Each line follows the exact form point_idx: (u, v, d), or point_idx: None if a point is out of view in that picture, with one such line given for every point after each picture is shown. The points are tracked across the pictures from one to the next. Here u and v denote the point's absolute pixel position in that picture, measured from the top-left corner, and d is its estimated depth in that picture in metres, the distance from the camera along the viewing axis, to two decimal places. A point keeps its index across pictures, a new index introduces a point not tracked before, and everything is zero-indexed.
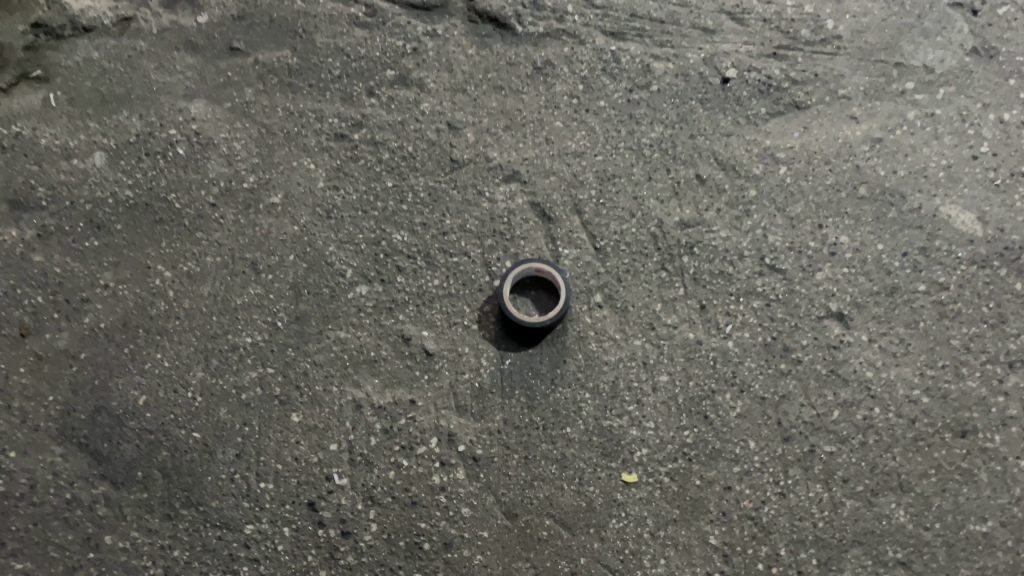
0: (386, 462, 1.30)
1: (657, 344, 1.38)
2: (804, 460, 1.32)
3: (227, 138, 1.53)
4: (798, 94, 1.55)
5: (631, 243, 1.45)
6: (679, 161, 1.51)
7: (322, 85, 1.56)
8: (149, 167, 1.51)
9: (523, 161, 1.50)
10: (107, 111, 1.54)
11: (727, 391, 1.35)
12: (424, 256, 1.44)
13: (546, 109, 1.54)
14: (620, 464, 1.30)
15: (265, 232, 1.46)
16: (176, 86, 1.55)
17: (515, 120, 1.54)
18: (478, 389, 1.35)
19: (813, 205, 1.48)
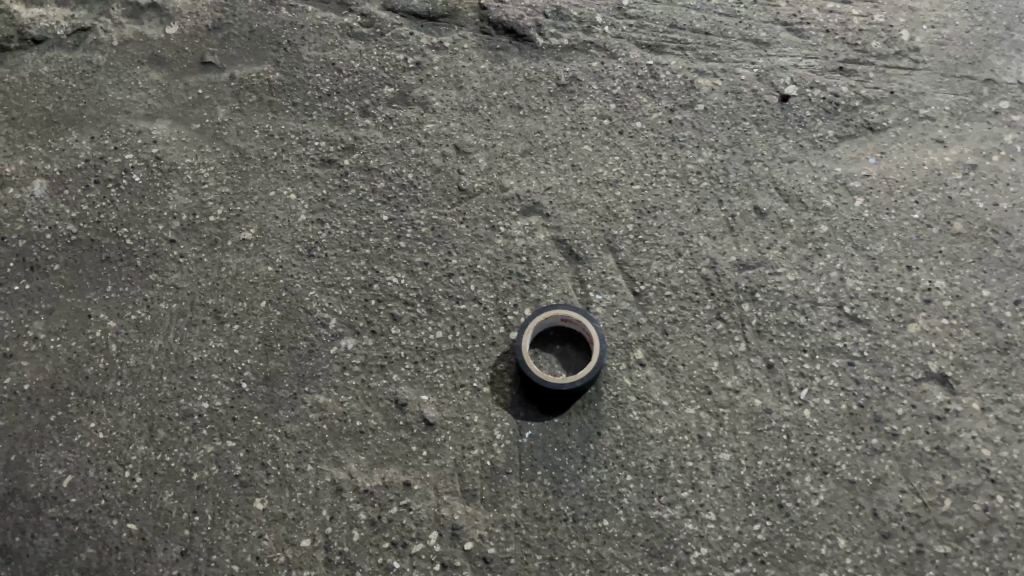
0: (371, 564, 1.00)
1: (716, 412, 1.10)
2: (911, 563, 1.00)
3: (192, 163, 1.29)
4: (872, 114, 1.31)
5: (678, 287, 1.18)
6: (733, 191, 1.25)
7: (308, 104, 1.34)
8: (98, 197, 1.26)
9: (545, 190, 1.26)
10: (53, 132, 1.32)
11: (806, 473, 1.06)
12: (424, 302, 1.18)
13: (572, 130, 1.31)
14: (673, 568, 1.00)
15: (231, 274, 1.20)
16: (136, 105, 1.34)
17: (536, 144, 1.30)
18: (490, 470, 1.07)
19: (900, 242, 1.21)
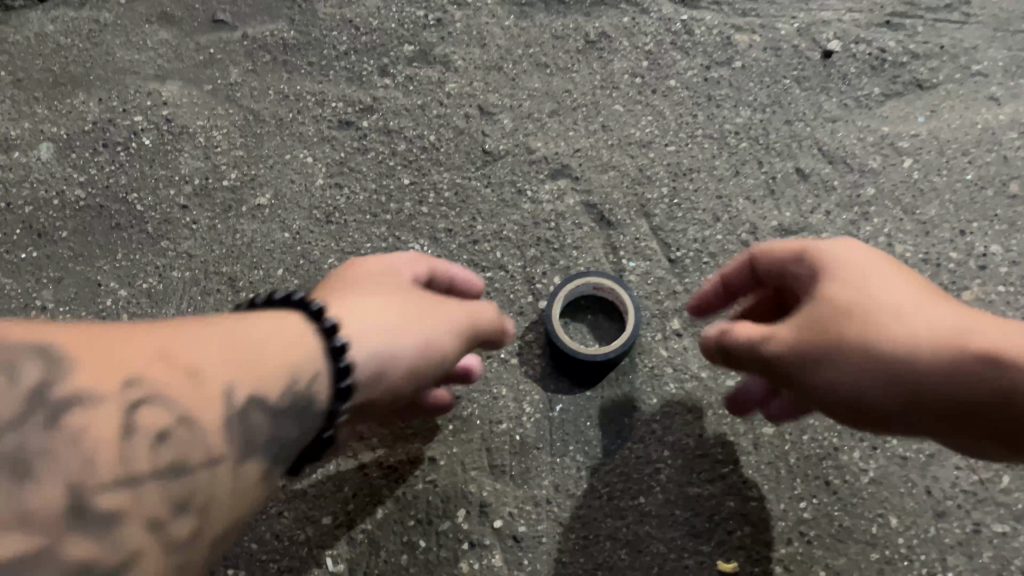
0: (396, 542, 0.96)
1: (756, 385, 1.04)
2: (967, 544, 0.96)
3: (205, 125, 1.23)
4: (921, 71, 1.24)
5: (716, 254, 1.12)
6: (773, 152, 1.18)
7: (325, 63, 1.28)
8: (107, 161, 1.21)
9: (574, 152, 1.19)
10: (60, 94, 1.26)
11: (854, 449, 1.01)
12: None
13: (602, 89, 1.24)
14: (715, 548, 0.96)
15: (246, 241, 1.15)
16: (146, 66, 1.28)
17: (564, 104, 1.23)
18: (520, 445, 1.02)
19: (952, 205, 1.14)
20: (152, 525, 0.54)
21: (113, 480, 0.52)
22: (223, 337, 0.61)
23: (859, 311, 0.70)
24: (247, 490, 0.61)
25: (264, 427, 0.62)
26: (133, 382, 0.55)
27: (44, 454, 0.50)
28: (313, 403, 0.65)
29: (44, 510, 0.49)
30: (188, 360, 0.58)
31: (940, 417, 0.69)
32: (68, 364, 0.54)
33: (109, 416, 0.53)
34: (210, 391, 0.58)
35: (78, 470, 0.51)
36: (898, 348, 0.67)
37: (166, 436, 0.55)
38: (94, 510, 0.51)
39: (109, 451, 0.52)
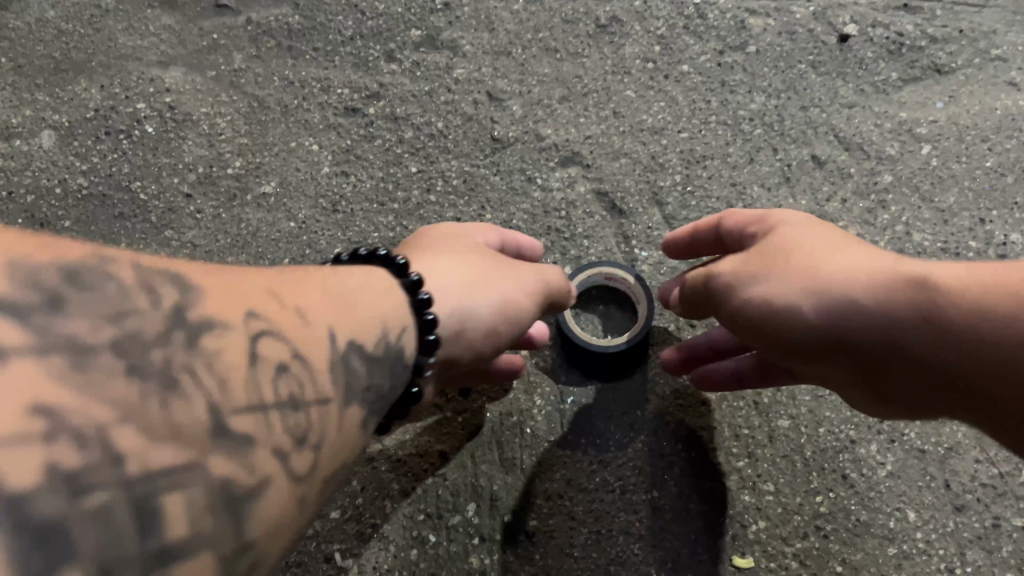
0: (405, 537, 0.95)
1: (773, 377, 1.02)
2: (986, 538, 0.94)
3: (208, 112, 1.21)
4: (940, 55, 1.21)
5: None
6: (788, 139, 1.16)
7: (330, 48, 1.26)
8: (109, 149, 1.19)
9: (584, 139, 1.17)
10: (62, 81, 1.24)
11: (871, 442, 0.99)
12: None
13: (613, 75, 1.22)
14: (729, 543, 0.95)
15: (250, 230, 1.13)
16: (148, 52, 1.26)
17: (574, 89, 1.21)
18: (531, 438, 1.00)
19: (972, 193, 1.12)
20: (280, 455, 0.52)
21: (248, 402, 0.51)
22: (314, 292, 0.63)
23: (795, 251, 0.77)
24: (346, 441, 0.61)
25: (358, 377, 0.63)
26: (254, 316, 0.55)
27: (188, 370, 0.49)
28: (401, 358, 0.68)
29: (189, 425, 0.47)
30: (293, 305, 0.60)
31: (863, 351, 0.72)
32: (196, 289, 0.53)
33: (239, 342, 0.53)
34: (317, 332, 0.60)
35: (220, 387, 0.50)
36: (817, 276, 0.73)
37: (286, 368, 0.55)
38: (234, 430, 0.49)
39: (243, 374, 0.52)
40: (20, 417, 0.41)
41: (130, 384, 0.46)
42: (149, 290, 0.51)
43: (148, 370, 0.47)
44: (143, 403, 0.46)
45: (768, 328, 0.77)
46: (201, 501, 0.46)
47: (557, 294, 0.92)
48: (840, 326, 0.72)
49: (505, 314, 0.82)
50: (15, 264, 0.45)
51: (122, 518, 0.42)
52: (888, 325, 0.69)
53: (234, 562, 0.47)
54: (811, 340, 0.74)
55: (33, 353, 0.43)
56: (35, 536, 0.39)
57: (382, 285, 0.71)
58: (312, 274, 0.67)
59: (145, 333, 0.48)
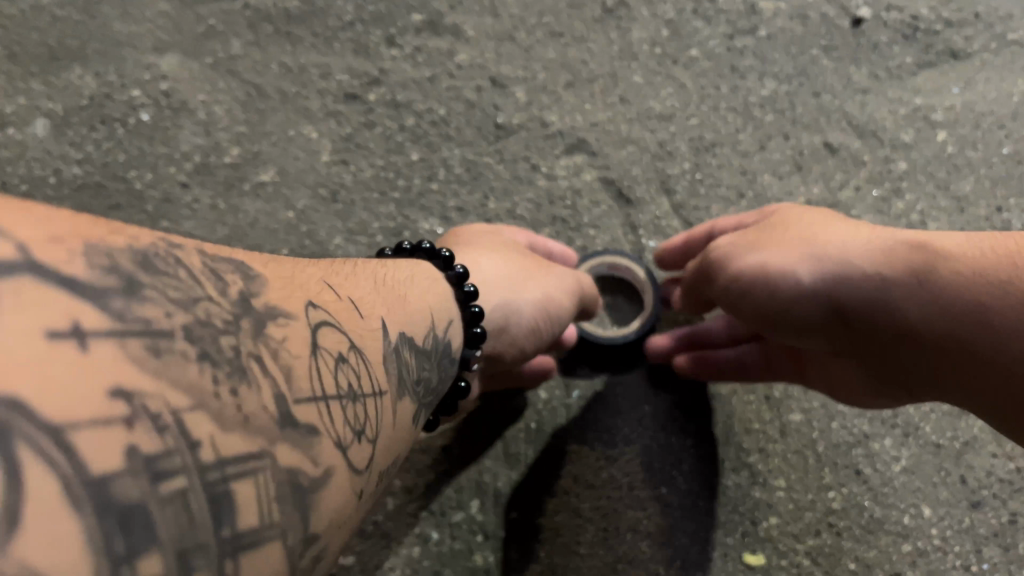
0: (409, 535, 0.93)
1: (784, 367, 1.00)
2: (1002, 535, 0.92)
3: (205, 99, 1.18)
4: (956, 39, 1.17)
5: None
6: (801, 125, 1.13)
7: (329, 35, 1.20)
8: (104, 138, 1.16)
9: (591, 126, 1.14)
10: (56, 68, 1.19)
11: (885, 437, 0.96)
12: None
13: (620, 60, 1.18)
14: (740, 540, 0.93)
15: (249, 220, 1.11)
16: (143, 39, 1.21)
17: (580, 75, 1.17)
18: (537, 433, 0.98)
19: (989, 181, 1.09)
20: (347, 452, 0.42)
21: (313, 393, 0.40)
22: (364, 286, 0.56)
23: (805, 230, 0.80)
24: (400, 436, 0.52)
25: (408, 372, 0.55)
26: (314, 303, 0.45)
27: (254, 356, 0.37)
28: (449, 350, 0.68)
29: (260, 414, 0.36)
30: (348, 295, 0.52)
31: (858, 321, 0.73)
32: (252, 264, 0.42)
33: (303, 330, 0.42)
34: (371, 324, 0.52)
35: (287, 373, 0.39)
36: (819, 248, 0.76)
37: (348, 359, 0.45)
38: (302, 420, 0.38)
39: (308, 364, 0.40)
40: (94, 394, 0.29)
41: (203, 367, 0.34)
42: (209, 266, 0.39)
43: (219, 354, 0.35)
44: (218, 389, 0.34)
45: (759, 293, 0.80)
46: (273, 493, 0.35)
47: (591, 297, 0.96)
48: (832, 293, 0.73)
49: (546, 312, 0.86)
50: (84, 236, 0.33)
51: (197, 517, 0.31)
52: (878, 292, 0.70)
53: (301, 562, 0.37)
54: (807, 309, 0.76)
55: (100, 322, 0.31)
56: (116, 521, 0.28)
57: (436, 288, 0.72)
58: (367, 267, 0.62)
59: (214, 313, 0.37)
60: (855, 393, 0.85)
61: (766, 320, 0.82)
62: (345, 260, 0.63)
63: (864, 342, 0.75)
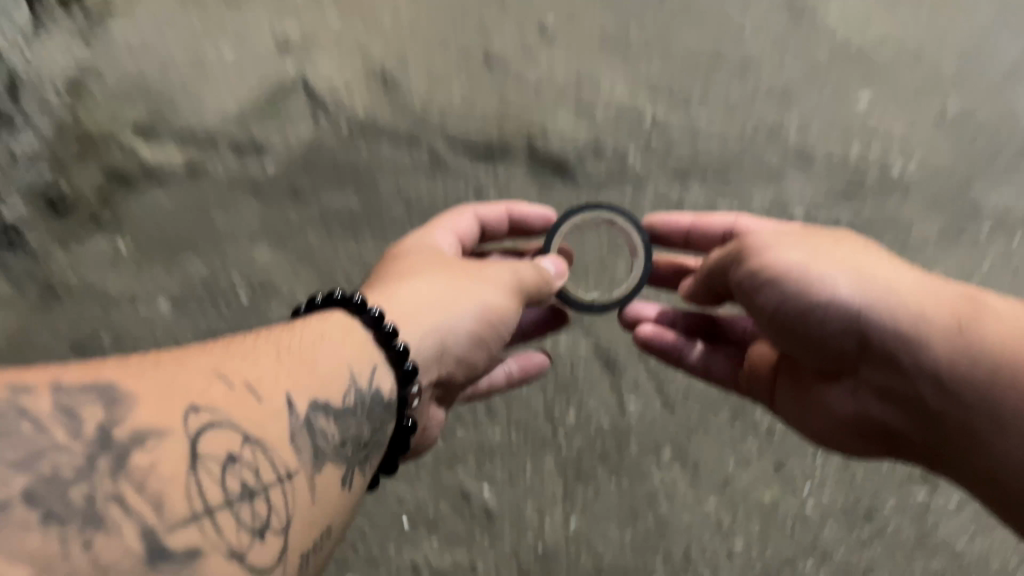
0: None
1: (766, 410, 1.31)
2: None
3: (288, 282, 1.51)
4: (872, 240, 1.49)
5: (701, 396, 1.40)
6: None
7: (384, 229, 1.55)
8: (211, 313, 1.49)
9: (586, 306, 1.47)
10: (174, 257, 1.53)
11: (806, 558, 1.31)
12: (484, 407, 1.40)
13: (609, 252, 1.51)
14: None
15: None
16: (240, 232, 1.55)
17: (578, 263, 1.50)
18: (544, 554, 1.31)
19: None
20: (238, 558, 0.64)
21: (185, 513, 0.61)
22: (272, 372, 0.76)
23: (862, 258, 1.04)
24: (310, 512, 0.74)
25: (320, 441, 0.77)
26: (194, 409, 0.67)
27: (115, 500, 0.59)
28: (381, 397, 0.88)
29: (120, 560, 0.57)
30: (243, 383, 0.73)
31: (888, 342, 0.98)
32: (127, 396, 0.64)
33: (177, 446, 0.64)
34: (263, 409, 0.73)
35: (155, 501, 0.60)
36: (878, 279, 1.00)
37: (235, 458, 0.67)
38: (174, 547, 0.60)
39: (179, 484, 0.62)
40: None
41: (48, 534, 0.55)
42: (70, 415, 0.61)
43: (70, 512, 0.57)
44: (65, 549, 0.55)
45: (812, 298, 1.03)
46: None
47: (526, 283, 1.15)
48: (865, 313, 0.99)
49: (483, 318, 1.08)
50: None
51: None
52: (917, 326, 0.96)
53: None
54: (833, 316, 1.02)
55: None
56: None
57: (357, 341, 0.88)
58: (283, 343, 0.82)
59: (62, 470, 0.58)
60: (840, 400, 1.12)
61: (800, 320, 1.07)
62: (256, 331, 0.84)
63: (885, 364, 1.01)
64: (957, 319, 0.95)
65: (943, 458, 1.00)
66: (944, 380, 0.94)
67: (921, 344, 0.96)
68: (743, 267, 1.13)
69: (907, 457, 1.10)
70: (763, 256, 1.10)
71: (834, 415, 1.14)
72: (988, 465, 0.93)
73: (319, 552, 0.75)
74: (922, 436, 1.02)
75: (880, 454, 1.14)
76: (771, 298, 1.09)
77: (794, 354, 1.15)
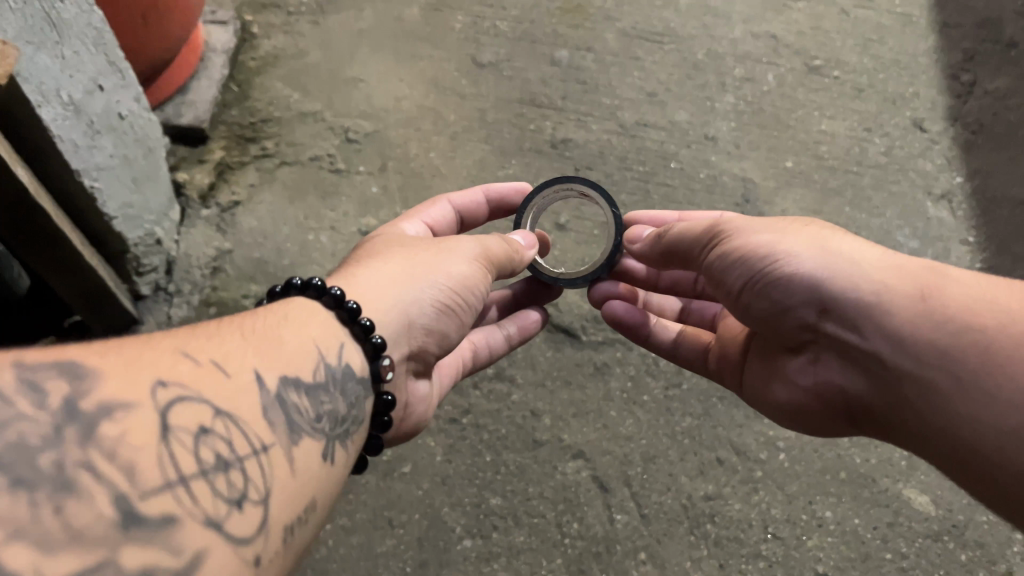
0: None
1: (736, 386, 1.74)
2: None
3: None
4: None
5: (668, 512, 1.97)
6: (703, 445, 2.04)
7: None
8: None
9: (586, 442, 2.04)
10: None
11: None
12: (513, 517, 1.95)
13: (604, 400, 2.09)
14: None
15: (396, 494, 1.96)
16: None
17: (581, 408, 2.08)
18: None
19: (807, 483, 2.00)
20: (214, 518, 0.83)
21: (158, 477, 0.79)
22: (246, 352, 1.02)
23: (832, 243, 1.37)
24: (281, 482, 0.95)
25: (299, 417, 1.04)
26: (163, 382, 0.87)
27: (81, 467, 0.74)
28: (346, 373, 1.18)
29: (91, 521, 0.72)
30: (209, 360, 0.95)
31: (855, 310, 1.29)
32: (88, 376, 0.80)
33: (147, 413, 0.83)
34: (226, 388, 0.94)
35: (123, 468, 0.77)
36: (845, 259, 1.32)
37: (205, 431, 0.88)
38: (146, 509, 0.76)
39: (148, 451, 0.80)
40: None
41: (15, 500, 0.69)
42: (36, 394, 0.76)
43: (35, 484, 0.71)
44: (33, 514, 0.69)
45: (788, 271, 1.36)
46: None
47: (483, 255, 1.51)
48: (828, 282, 1.31)
49: (442, 293, 1.41)
50: None
51: None
52: (879, 296, 1.27)
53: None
54: (801, 283, 1.35)
55: None
56: None
57: (329, 321, 1.21)
58: (262, 325, 1.11)
59: (28, 438, 0.73)
60: (811, 374, 1.45)
61: (783, 295, 1.38)
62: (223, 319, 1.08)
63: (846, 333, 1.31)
64: (914, 290, 1.25)
65: (898, 414, 1.28)
66: (901, 338, 1.23)
67: (882, 306, 1.26)
68: (726, 245, 1.47)
69: (865, 419, 1.40)
70: (746, 240, 1.44)
71: (812, 386, 1.46)
72: (944, 418, 1.19)
73: (302, 527, 0.97)
74: (880, 395, 1.30)
75: (844, 419, 1.44)
76: (755, 276, 1.41)
77: (773, 332, 1.47)
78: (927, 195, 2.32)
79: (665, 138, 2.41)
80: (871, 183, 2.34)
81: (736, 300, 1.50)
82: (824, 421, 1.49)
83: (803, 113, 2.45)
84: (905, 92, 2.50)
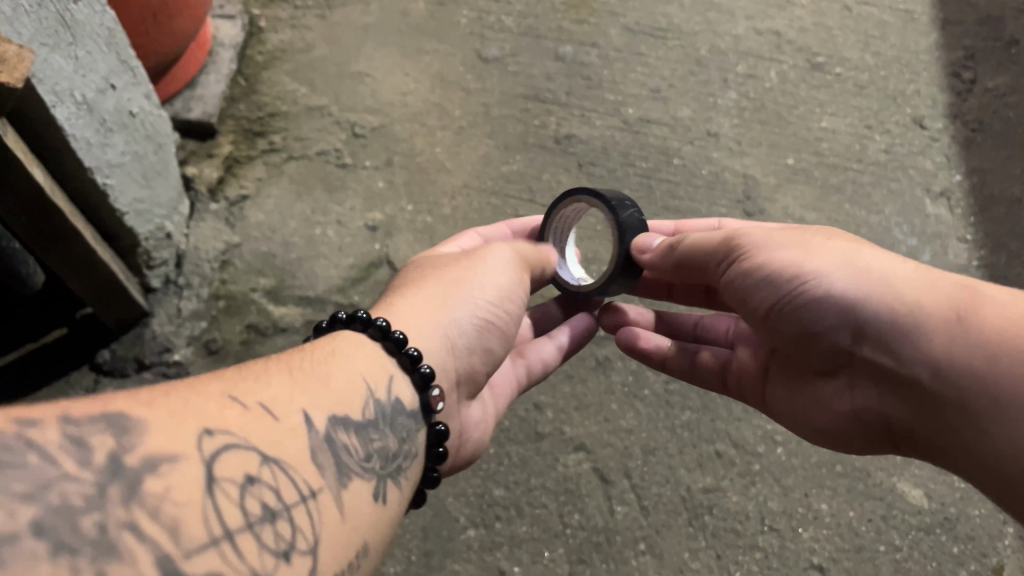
0: None
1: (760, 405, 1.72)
2: None
3: None
4: None
5: (667, 503, 2.01)
6: (702, 438, 2.09)
7: None
8: None
9: (587, 435, 2.09)
10: None
11: None
12: (516, 508, 1.99)
13: (605, 394, 2.14)
14: None
15: None
16: None
17: (583, 402, 2.13)
18: None
19: (803, 477, 2.05)
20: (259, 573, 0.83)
21: (203, 536, 0.79)
22: (291, 395, 1.04)
23: (858, 257, 1.32)
24: (324, 528, 0.96)
25: (345, 458, 1.05)
26: (210, 433, 0.88)
27: (127, 526, 0.74)
28: (388, 408, 1.19)
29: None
30: (254, 408, 0.97)
31: (885, 330, 1.24)
32: (133, 431, 0.81)
33: (193, 466, 0.83)
34: (270, 437, 0.95)
35: (171, 528, 0.77)
36: (873, 275, 1.28)
37: (249, 482, 0.88)
38: (191, 569, 0.76)
39: (195, 508, 0.80)
40: None
41: (59, 561, 0.68)
42: (79, 457, 0.75)
43: (79, 546, 0.70)
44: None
45: (814, 289, 1.32)
46: None
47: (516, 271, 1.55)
48: (857, 301, 1.27)
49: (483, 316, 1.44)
50: None
51: None
52: (908, 315, 1.22)
53: None
54: (830, 303, 1.30)
55: None
56: None
57: (374, 354, 1.23)
58: (308, 364, 1.13)
59: (72, 498, 0.72)
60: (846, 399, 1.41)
61: (810, 313, 1.35)
62: (270, 360, 1.11)
63: (878, 354, 1.27)
64: (943, 306, 1.19)
65: (934, 433, 1.23)
66: (933, 359, 1.18)
67: (912, 326, 1.21)
68: (751, 262, 1.43)
69: (905, 445, 1.35)
70: (769, 256, 1.40)
71: (849, 410, 1.41)
72: (987, 442, 1.12)
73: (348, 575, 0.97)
74: (920, 419, 1.25)
75: (887, 443, 1.39)
76: (781, 294, 1.38)
77: (804, 352, 1.44)
78: (925, 193, 2.36)
79: (667, 134, 2.44)
80: (870, 180, 2.37)
81: (765, 320, 1.46)
82: (863, 442, 1.45)
83: (804, 110, 2.48)
84: (905, 90, 2.53)
